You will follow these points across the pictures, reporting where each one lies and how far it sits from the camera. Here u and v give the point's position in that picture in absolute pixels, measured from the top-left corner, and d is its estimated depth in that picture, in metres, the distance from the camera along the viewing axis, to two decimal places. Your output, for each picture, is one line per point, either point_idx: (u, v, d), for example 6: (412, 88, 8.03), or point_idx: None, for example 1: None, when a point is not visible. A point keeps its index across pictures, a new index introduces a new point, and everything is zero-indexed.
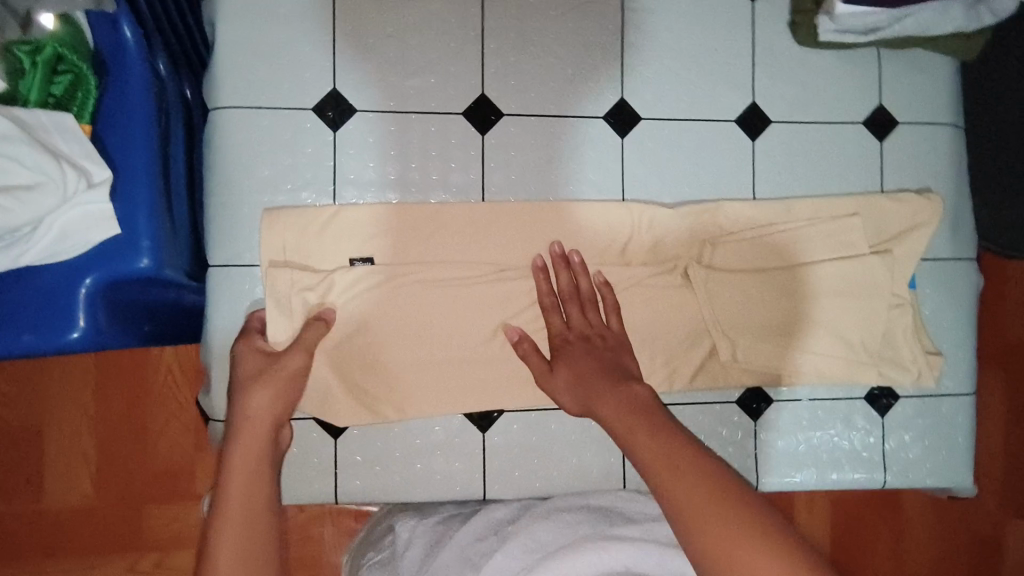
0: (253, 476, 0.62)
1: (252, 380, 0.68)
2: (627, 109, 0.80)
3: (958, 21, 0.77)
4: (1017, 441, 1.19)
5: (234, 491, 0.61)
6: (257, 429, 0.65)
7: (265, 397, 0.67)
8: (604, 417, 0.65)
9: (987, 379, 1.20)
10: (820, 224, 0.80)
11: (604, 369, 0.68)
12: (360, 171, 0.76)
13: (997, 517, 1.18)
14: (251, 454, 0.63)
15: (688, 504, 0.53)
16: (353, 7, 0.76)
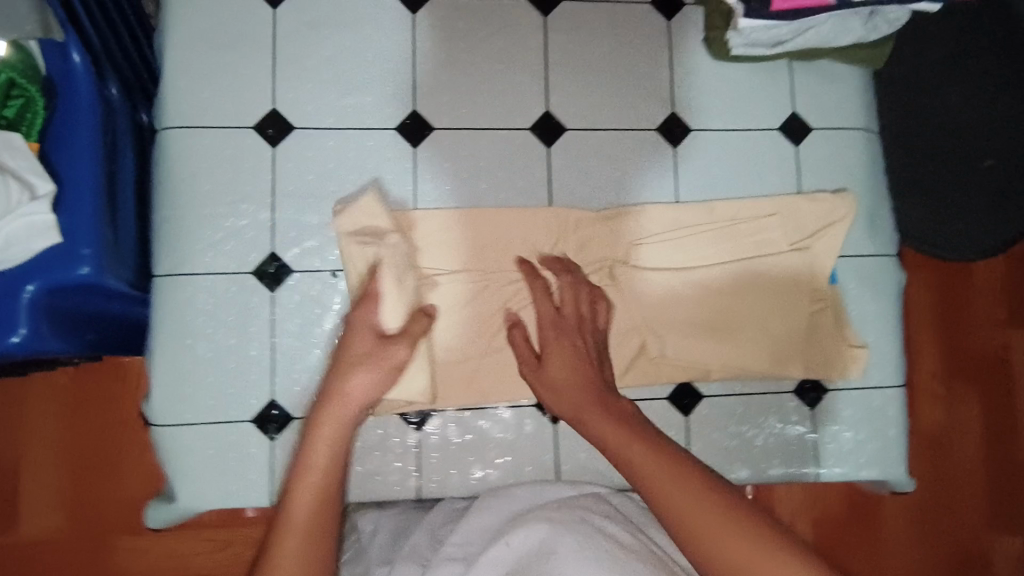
0: (327, 462, 0.65)
1: (366, 367, 0.71)
2: (553, 121, 0.85)
3: (858, 31, 0.82)
4: (998, 457, 1.21)
5: (311, 480, 0.64)
6: (338, 418, 0.68)
7: (363, 384, 0.70)
8: (597, 430, 0.71)
9: (965, 393, 1.22)
10: (740, 224, 0.85)
11: (592, 380, 0.74)
12: (299, 184, 0.80)
13: (982, 534, 1.19)
14: (324, 442, 0.66)
15: (697, 517, 0.59)
16: (292, 33, 0.81)
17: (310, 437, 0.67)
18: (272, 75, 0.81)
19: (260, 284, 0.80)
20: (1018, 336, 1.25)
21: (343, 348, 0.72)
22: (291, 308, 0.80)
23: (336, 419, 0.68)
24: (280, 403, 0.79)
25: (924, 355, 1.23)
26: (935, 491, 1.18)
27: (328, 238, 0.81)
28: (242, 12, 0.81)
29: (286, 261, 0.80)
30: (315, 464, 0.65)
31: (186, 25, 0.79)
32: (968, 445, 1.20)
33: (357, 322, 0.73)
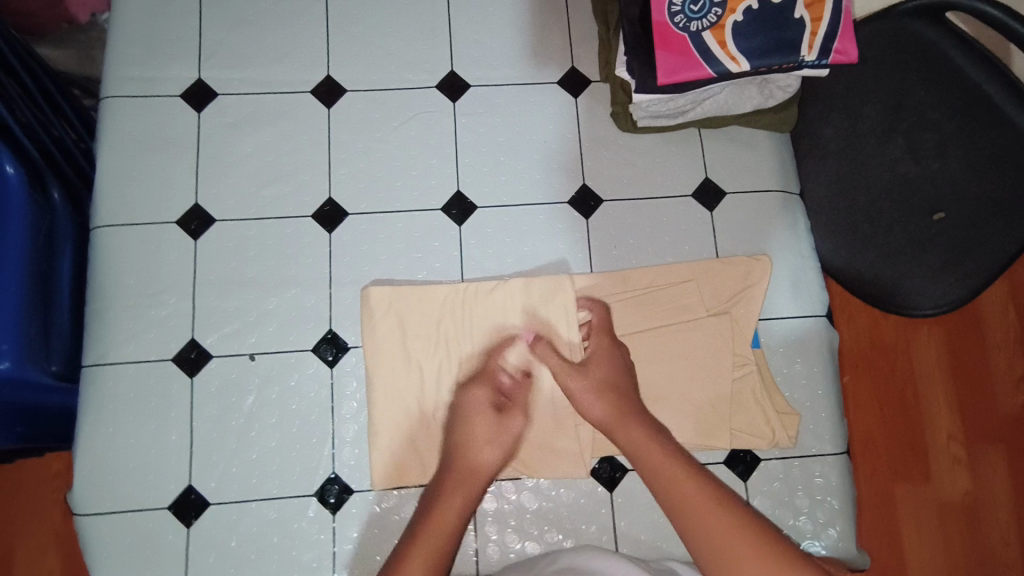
0: (457, 520, 0.68)
1: (490, 438, 0.74)
2: (465, 199, 0.88)
3: (755, 99, 0.84)
4: None
5: (426, 536, 0.67)
6: (472, 478, 0.72)
7: (488, 442, 0.74)
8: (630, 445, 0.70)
9: (987, 457, 1.11)
10: (657, 291, 0.85)
11: (619, 412, 0.72)
12: (220, 272, 0.84)
13: None
14: (457, 500, 0.70)
15: (722, 547, 0.60)
16: (214, 133, 0.88)
17: (446, 495, 0.70)
18: (196, 173, 0.87)
19: (181, 370, 0.82)
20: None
21: (460, 420, 0.76)
22: (210, 392, 0.81)
23: (473, 480, 0.72)
24: (198, 488, 0.79)
25: (939, 415, 1.12)
26: (965, 566, 1.07)
27: (248, 322, 0.83)
28: (172, 118, 0.88)
29: (205, 346, 0.82)
30: (441, 521, 0.68)
31: (121, 134, 0.87)
32: (999, 511, 1.09)
33: (471, 397, 0.77)
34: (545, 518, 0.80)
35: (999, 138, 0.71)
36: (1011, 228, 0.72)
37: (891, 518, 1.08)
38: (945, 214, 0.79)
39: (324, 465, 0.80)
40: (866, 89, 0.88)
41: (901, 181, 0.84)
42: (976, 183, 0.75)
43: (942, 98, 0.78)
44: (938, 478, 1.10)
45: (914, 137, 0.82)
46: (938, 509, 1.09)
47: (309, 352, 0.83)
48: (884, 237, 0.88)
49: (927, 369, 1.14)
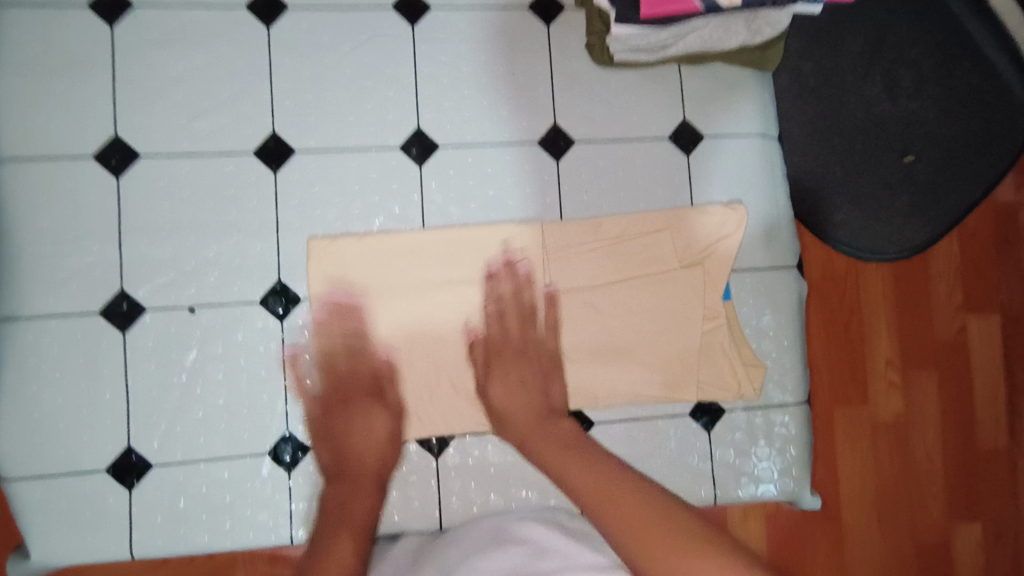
0: (368, 517, 0.70)
1: (381, 444, 0.75)
2: (425, 137, 0.80)
3: (742, 35, 0.77)
4: (955, 451, 1.04)
5: (349, 530, 0.68)
6: (370, 474, 0.73)
7: (383, 436, 0.75)
8: (557, 437, 0.70)
9: (923, 382, 1.04)
10: (627, 241, 0.81)
11: (534, 406, 0.74)
12: (150, 215, 0.75)
13: (943, 524, 1.03)
14: (364, 500, 0.71)
15: (615, 506, 0.60)
16: (134, 53, 0.76)
17: (354, 494, 0.71)
18: (114, 99, 0.75)
19: (111, 324, 0.74)
20: (977, 321, 1.06)
21: (352, 422, 0.75)
22: (147, 348, 0.74)
23: (373, 480, 0.73)
24: (139, 449, 0.74)
25: (884, 340, 1.03)
26: (892, 490, 1.02)
27: (185, 271, 0.75)
28: (81, 32, 0.75)
29: (138, 298, 0.74)
30: (355, 517, 0.69)
31: (18, 49, 0.74)
32: (928, 435, 1.03)
33: (353, 395, 0.76)
34: (509, 471, 0.79)
35: (976, 77, 0.80)
36: (980, 168, 0.82)
37: (827, 444, 1.00)
38: (917, 155, 0.85)
39: (277, 423, 0.76)
40: (849, 21, 0.86)
41: (874, 122, 0.86)
42: (948, 123, 0.83)
43: (920, 36, 0.82)
44: (874, 402, 1.02)
45: (892, 73, 0.84)
46: (872, 431, 1.01)
47: (257, 304, 0.76)
48: (852, 181, 0.88)
49: (877, 299, 1.02)
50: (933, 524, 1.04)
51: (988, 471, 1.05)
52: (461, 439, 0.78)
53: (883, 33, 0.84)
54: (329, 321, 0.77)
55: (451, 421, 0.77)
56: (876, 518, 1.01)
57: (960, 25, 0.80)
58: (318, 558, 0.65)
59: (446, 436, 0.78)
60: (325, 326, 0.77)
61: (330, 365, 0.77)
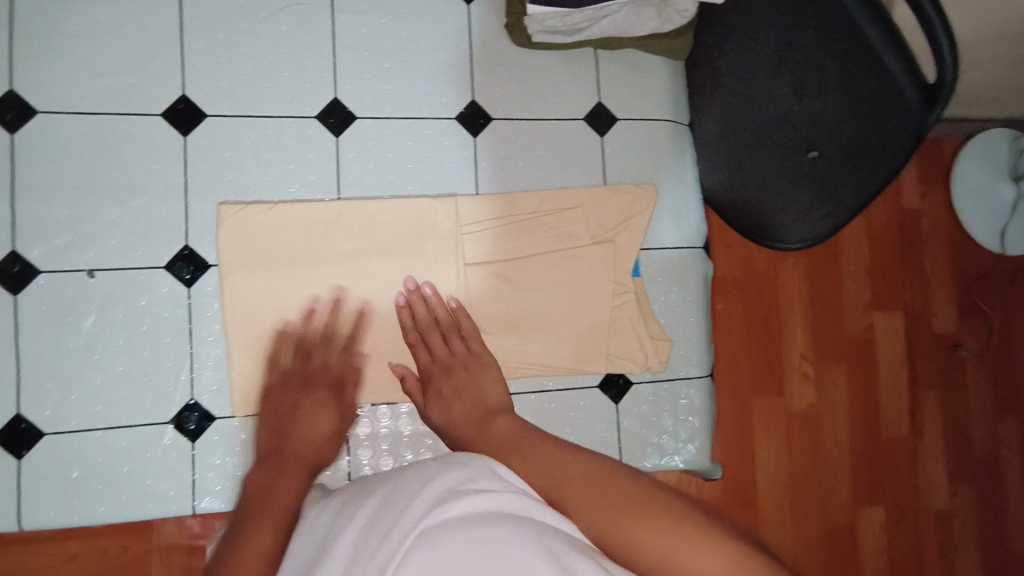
0: (295, 503, 0.53)
1: (325, 438, 0.65)
2: (342, 108, 0.80)
3: (653, 23, 0.82)
4: (861, 438, 1.10)
5: (272, 516, 0.50)
6: (308, 464, 0.61)
7: (328, 437, 0.66)
8: (495, 435, 0.58)
9: (831, 372, 1.10)
10: (543, 217, 0.83)
11: (474, 414, 0.63)
12: (47, 174, 0.72)
13: (850, 508, 1.09)
14: (294, 479, 0.57)
15: (573, 495, 0.48)
16: (33, 4, 0.73)
17: (279, 478, 0.56)
18: (10, 52, 0.72)
19: (0, 286, 0.71)
20: (883, 319, 1.13)
21: (303, 414, 0.67)
22: (41, 312, 0.71)
23: (305, 469, 0.59)
24: (29, 417, 0.71)
25: (797, 330, 1.08)
26: (803, 474, 1.07)
27: (84, 233, 0.73)
28: None
29: (32, 260, 0.71)
30: (281, 502, 0.52)
31: None
32: (837, 422, 1.09)
33: (310, 394, 0.69)
34: (421, 442, 0.79)
35: (875, 83, 0.69)
36: (874, 166, 0.72)
37: (746, 430, 1.05)
38: (819, 152, 0.78)
39: (181, 391, 0.74)
40: (758, 21, 0.79)
41: (778, 121, 0.81)
42: (854, 124, 0.72)
43: (827, 34, 0.70)
44: (789, 391, 1.07)
45: (800, 75, 0.76)
46: (786, 420, 1.07)
47: (162, 269, 0.74)
48: (762, 174, 0.86)
49: (791, 295, 1.08)
50: (842, 507, 1.09)
51: (892, 459, 1.12)
52: (372, 407, 0.79)
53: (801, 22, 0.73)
54: (235, 306, 0.75)
55: (363, 392, 0.77)
56: (790, 501, 1.06)
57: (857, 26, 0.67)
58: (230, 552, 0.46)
59: (357, 406, 0.78)
60: (240, 314, 0.74)
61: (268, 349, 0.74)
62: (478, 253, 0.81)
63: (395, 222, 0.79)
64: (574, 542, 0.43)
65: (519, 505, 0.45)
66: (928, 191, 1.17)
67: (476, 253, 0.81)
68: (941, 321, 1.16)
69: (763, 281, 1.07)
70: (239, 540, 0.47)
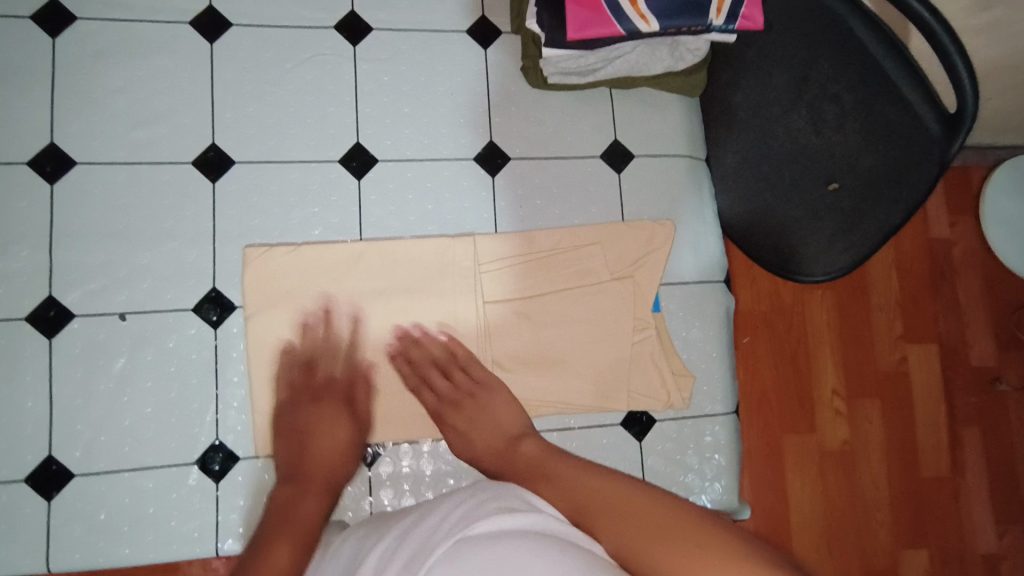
0: (318, 523, 0.55)
1: (343, 449, 0.67)
2: (364, 152, 0.83)
3: (666, 61, 0.83)
4: (899, 476, 1.06)
5: (291, 531, 0.52)
6: (330, 478, 0.63)
7: (347, 447, 0.68)
8: (520, 459, 0.60)
9: (865, 408, 1.07)
10: (562, 253, 0.84)
11: (501, 441, 0.64)
12: (84, 222, 0.75)
13: (892, 550, 1.05)
14: (315, 499, 0.58)
15: (602, 517, 0.49)
16: (74, 63, 0.77)
17: (303, 495, 0.58)
18: (53, 108, 0.76)
19: (36, 330, 0.73)
20: (916, 351, 1.10)
21: (317, 429, 0.69)
22: (74, 355, 0.74)
23: (327, 484, 0.62)
24: (60, 458, 0.72)
25: (827, 365, 1.06)
26: (840, 514, 1.03)
27: (117, 278, 0.75)
28: (21, 44, 0.77)
29: (67, 305, 0.74)
30: (308, 517, 0.55)
31: None
32: (872, 459, 1.06)
33: (325, 410, 0.71)
34: (443, 481, 0.79)
35: (892, 111, 0.68)
36: (897, 197, 0.70)
37: (778, 468, 1.02)
38: (839, 184, 0.77)
39: (206, 432, 0.75)
40: (775, 56, 0.80)
41: (795, 154, 0.81)
42: (870, 156, 0.72)
43: (844, 67, 0.71)
44: (821, 428, 1.04)
45: (817, 107, 0.76)
46: (819, 457, 1.04)
47: (190, 311, 0.76)
48: (783, 207, 0.86)
49: (819, 327, 1.07)
50: (882, 549, 1.05)
51: (935, 499, 1.07)
52: (394, 446, 0.79)
53: (815, 54, 0.74)
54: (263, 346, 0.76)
55: (384, 430, 0.77)
56: (826, 543, 1.02)
57: (874, 57, 0.67)
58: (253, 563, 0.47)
59: (379, 445, 0.78)
60: (272, 354, 0.76)
61: (278, 369, 0.75)
62: (499, 290, 0.82)
63: (417, 261, 0.81)
64: (595, 558, 0.45)
65: (544, 525, 0.48)
66: (958, 220, 1.15)
67: (500, 290, 0.82)
68: (978, 353, 1.13)
69: (790, 314, 1.06)
70: (258, 553, 0.48)
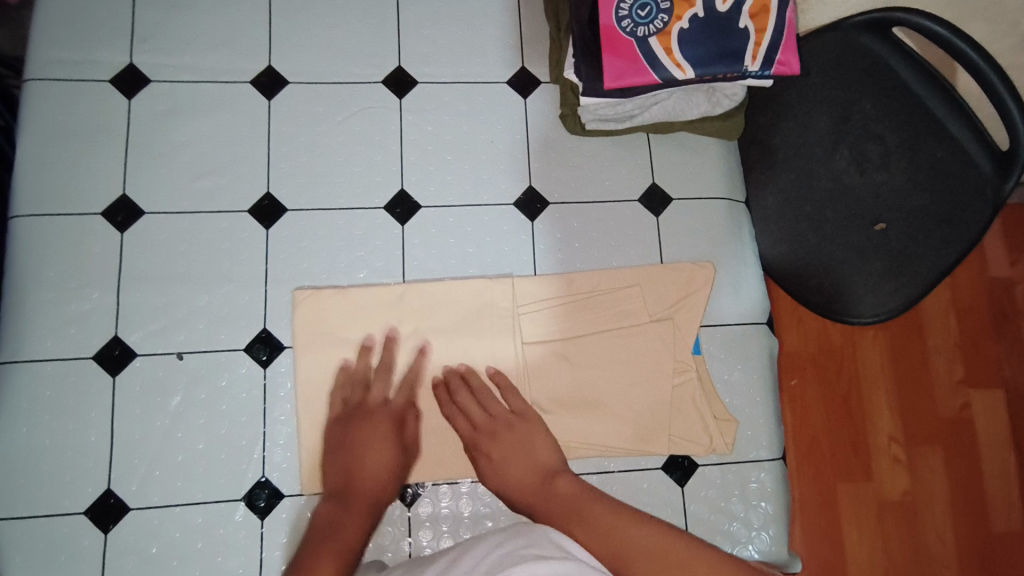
0: (359, 541, 0.64)
1: (389, 469, 0.71)
2: (408, 198, 0.86)
3: (702, 106, 0.85)
4: (967, 531, 1.00)
5: (332, 547, 0.61)
6: (373, 500, 0.68)
7: (393, 467, 0.72)
8: (559, 501, 0.66)
9: (926, 457, 1.02)
10: (600, 295, 0.84)
11: (533, 478, 0.70)
12: (149, 266, 0.80)
13: None
14: (360, 517, 0.66)
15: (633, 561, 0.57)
16: (146, 121, 0.84)
17: (348, 515, 0.66)
18: (125, 161, 0.83)
19: (101, 368, 0.78)
20: (979, 397, 1.05)
21: (362, 449, 0.71)
22: (135, 392, 0.78)
23: (370, 503, 0.68)
24: (118, 492, 0.75)
25: (883, 410, 1.02)
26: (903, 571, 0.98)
27: (176, 319, 0.79)
28: (100, 103, 0.84)
29: (130, 344, 0.78)
30: (347, 539, 0.63)
31: (44, 118, 0.82)
32: (936, 511, 1.00)
33: (372, 429, 0.73)
34: (481, 524, 0.79)
35: (943, 151, 0.69)
36: (949, 237, 0.69)
37: (832, 518, 0.97)
38: (886, 225, 0.76)
39: (254, 468, 0.77)
40: (814, 100, 0.82)
41: (836, 195, 0.81)
42: (919, 194, 0.72)
43: (887, 109, 0.74)
44: (879, 477, 1.00)
45: (860, 148, 0.77)
46: (878, 508, 0.99)
47: (241, 351, 0.80)
48: (825, 249, 0.84)
49: (872, 370, 1.03)
50: None
51: (1006, 557, 1.01)
52: (433, 486, 0.79)
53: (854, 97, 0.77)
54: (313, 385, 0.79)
55: (423, 471, 0.78)
56: None
57: (922, 100, 0.71)
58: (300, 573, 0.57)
59: (418, 485, 0.79)
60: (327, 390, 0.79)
61: (348, 391, 0.78)
62: (537, 331, 0.83)
63: (458, 303, 0.83)
64: None
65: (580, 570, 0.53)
66: (1018, 259, 1.11)
67: (541, 333, 0.83)
68: None
69: (839, 358, 1.03)
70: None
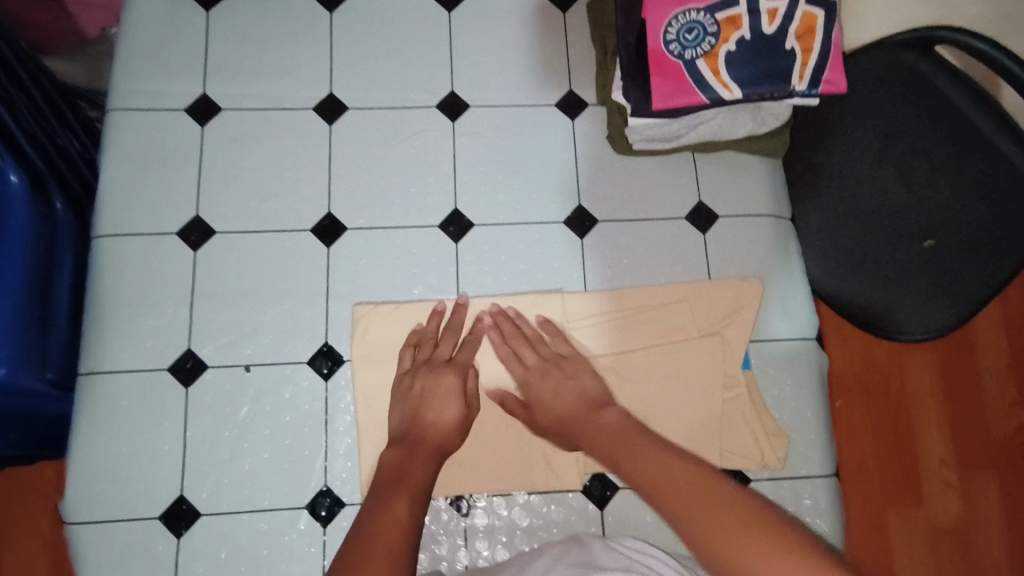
0: (426, 479, 0.66)
1: (455, 423, 0.74)
2: (462, 217, 0.89)
3: (748, 125, 0.87)
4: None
5: (407, 489, 0.64)
6: (436, 443, 0.71)
7: (455, 421, 0.74)
8: (603, 428, 0.68)
9: (980, 483, 1.00)
10: (649, 311, 0.86)
11: (582, 405, 0.73)
12: (219, 282, 0.85)
13: None
14: (423, 462, 0.68)
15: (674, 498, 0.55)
16: (217, 146, 0.89)
17: (411, 460, 0.68)
18: (198, 185, 0.88)
19: (175, 379, 0.82)
20: None
21: (431, 398, 0.74)
22: (205, 402, 0.82)
23: (432, 450, 0.70)
24: (189, 498, 0.79)
25: (933, 433, 1.01)
26: None
27: (244, 333, 0.84)
28: (175, 131, 0.89)
29: (202, 357, 0.83)
30: (416, 478, 0.66)
31: (125, 145, 0.88)
32: (992, 538, 0.98)
33: (444, 381, 0.76)
34: (535, 536, 0.80)
35: (986, 166, 0.70)
36: (1001, 251, 0.71)
37: (883, 545, 0.96)
38: (936, 241, 0.77)
39: (316, 477, 0.80)
40: (860, 119, 0.84)
41: (880, 212, 0.83)
42: (971, 210, 0.73)
43: (933, 126, 0.75)
44: (931, 503, 0.99)
45: (907, 165, 0.78)
46: (931, 534, 0.98)
47: (304, 364, 0.83)
48: (875, 264, 0.85)
49: (919, 389, 1.02)
50: None
51: None
52: (488, 498, 0.81)
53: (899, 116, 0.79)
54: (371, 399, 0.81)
55: (478, 483, 0.80)
56: None
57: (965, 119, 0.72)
58: (376, 519, 0.59)
59: (474, 498, 0.81)
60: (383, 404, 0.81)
61: (421, 346, 0.80)
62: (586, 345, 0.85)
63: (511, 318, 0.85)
64: None
65: None
66: None
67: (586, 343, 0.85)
68: None
69: (888, 375, 1.02)
70: (375, 515, 0.60)
